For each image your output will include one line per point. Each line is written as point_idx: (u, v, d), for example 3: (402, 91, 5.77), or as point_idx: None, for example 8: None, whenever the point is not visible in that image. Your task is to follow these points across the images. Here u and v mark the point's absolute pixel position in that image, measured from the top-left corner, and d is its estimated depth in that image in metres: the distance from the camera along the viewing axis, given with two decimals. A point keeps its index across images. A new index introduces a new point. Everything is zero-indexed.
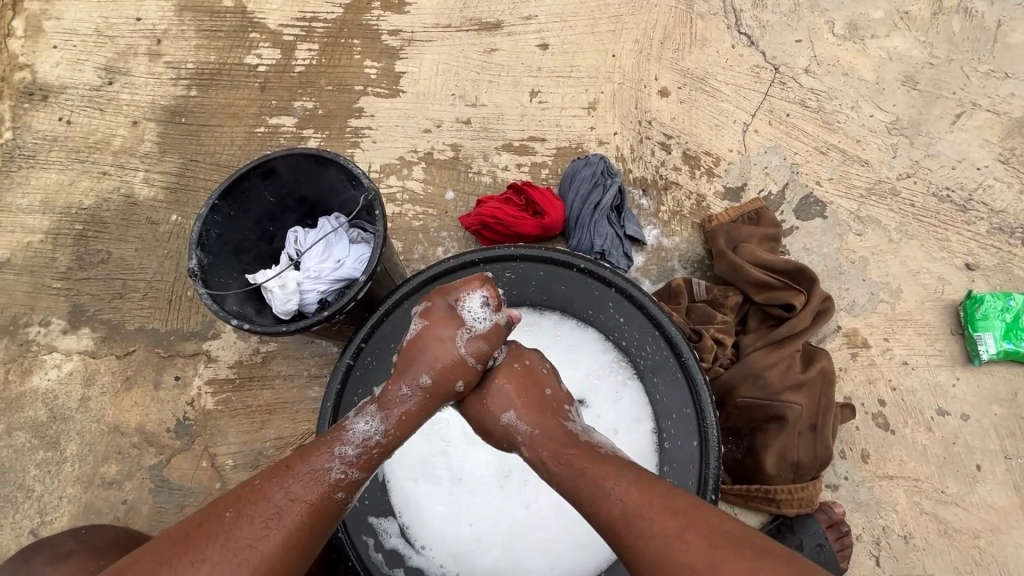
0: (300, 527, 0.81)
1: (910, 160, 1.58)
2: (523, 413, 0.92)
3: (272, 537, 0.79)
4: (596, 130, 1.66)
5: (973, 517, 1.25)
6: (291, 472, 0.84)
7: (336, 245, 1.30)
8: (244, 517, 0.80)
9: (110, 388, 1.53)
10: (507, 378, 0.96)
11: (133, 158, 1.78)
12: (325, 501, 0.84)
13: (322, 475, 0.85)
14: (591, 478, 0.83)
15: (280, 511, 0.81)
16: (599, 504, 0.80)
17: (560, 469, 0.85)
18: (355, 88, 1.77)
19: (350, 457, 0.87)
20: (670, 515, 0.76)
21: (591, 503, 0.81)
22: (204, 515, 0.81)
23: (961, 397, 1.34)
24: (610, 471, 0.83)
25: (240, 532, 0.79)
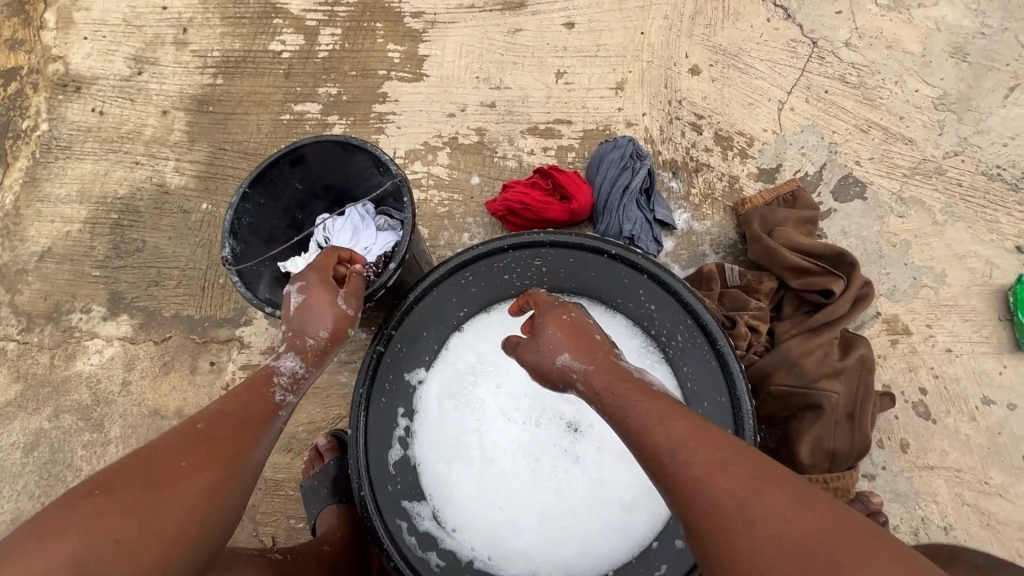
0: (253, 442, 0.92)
1: (958, 137, 1.50)
2: (580, 356, 0.89)
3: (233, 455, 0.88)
4: (624, 111, 1.62)
5: (1018, 510, 1.21)
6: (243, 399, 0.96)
7: (363, 232, 1.28)
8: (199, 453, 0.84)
9: (149, 373, 1.58)
10: (560, 326, 0.94)
11: (164, 148, 1.81)
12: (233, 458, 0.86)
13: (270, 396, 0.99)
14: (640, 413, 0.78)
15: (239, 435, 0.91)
16: (642, 435, 0.75)
17: (613, 400, 0.82)
18: (379, 73, 1.76)
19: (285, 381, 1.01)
20: (716, 447, 0.70)
21: (636, 435, 0.76)
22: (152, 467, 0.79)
23: (1008, 385, 1.29)
24: (659, 405, 0.78)
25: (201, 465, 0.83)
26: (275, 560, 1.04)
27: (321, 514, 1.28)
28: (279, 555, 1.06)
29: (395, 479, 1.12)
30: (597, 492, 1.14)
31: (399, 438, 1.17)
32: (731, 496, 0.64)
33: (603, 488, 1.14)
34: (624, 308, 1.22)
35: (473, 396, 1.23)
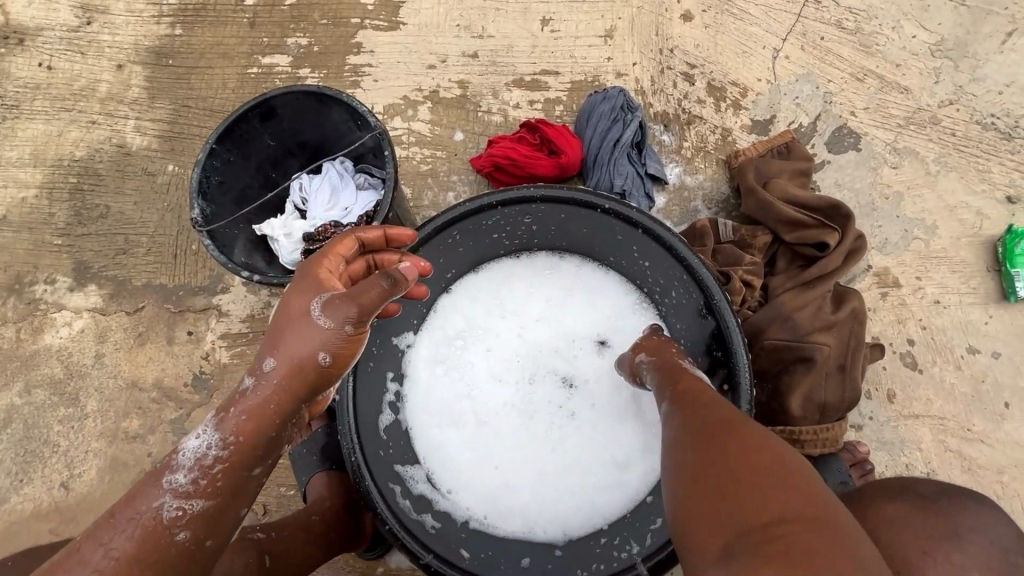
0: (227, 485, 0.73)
1: (953, 85, 1.46)
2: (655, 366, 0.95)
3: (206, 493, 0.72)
4: (614, 61, 1.54)
5: (999, 454, 1.24)
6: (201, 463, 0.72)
7: (342, 191, 1.24)
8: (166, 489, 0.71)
9: (124, 345, 1.52)
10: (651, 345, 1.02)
11: (122, 106, 1.68)
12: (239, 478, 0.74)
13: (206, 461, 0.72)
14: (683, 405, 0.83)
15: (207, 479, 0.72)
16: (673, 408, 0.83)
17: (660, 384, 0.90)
18: (352, 21, 1.64)
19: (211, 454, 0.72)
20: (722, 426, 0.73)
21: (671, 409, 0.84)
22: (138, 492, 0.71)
23: (993, 335, 1.30)
24: (700, 392, 0.83)
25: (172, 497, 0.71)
26: (255, 541, 1.03)
27: (310, 482, 1.26)
28: (260, 534, 1.05)
29: (387, 444, 1.10)
30: (593, 449, 1.13)
31: (390, 402, 1.14)
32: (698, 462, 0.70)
33: (597, 445, 1.14)
34: (617, 265, 1.19)
35: (465, 357, 1.20)
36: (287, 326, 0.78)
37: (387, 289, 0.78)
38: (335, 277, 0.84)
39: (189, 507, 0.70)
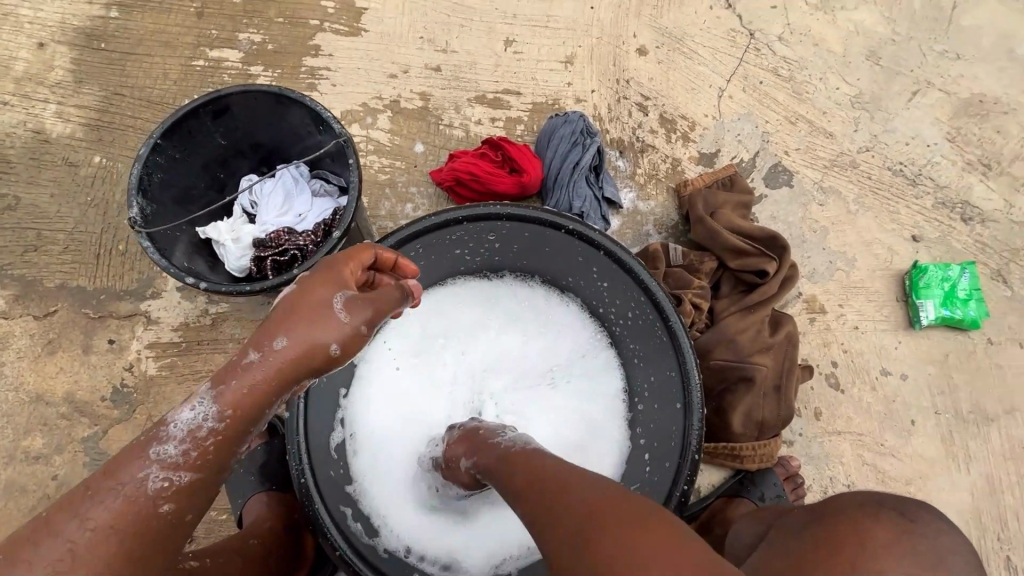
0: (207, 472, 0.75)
1: (869, 134, 1.64)
2: (480, 456, 0.91)
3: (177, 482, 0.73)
4: (574, 86, 1.60)
5: (906, 467, 1.37)
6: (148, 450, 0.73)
7: (297, 196, 1.19)
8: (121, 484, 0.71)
9: (29, 353, 1.35)
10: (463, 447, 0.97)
11: (41, 88, 1.53)
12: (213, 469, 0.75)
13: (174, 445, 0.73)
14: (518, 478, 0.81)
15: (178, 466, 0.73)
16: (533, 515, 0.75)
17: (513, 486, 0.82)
18: (311, 23, 1.60)
19: (176, 453, 0.73)
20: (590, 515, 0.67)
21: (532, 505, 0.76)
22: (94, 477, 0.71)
23: (902, 358, 1.45)
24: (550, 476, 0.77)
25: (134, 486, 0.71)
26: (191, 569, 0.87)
27: (250, 502, 1.17)
28: (196, 562, 0.90)
29: (338, 464, 1.04)
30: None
31: (341, 420, 1.09)
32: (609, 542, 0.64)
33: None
34: (575, 287, 1.22)
35: (421, 374, 1.19)
36: (309, 316, 0.80)
37: (400, 303, 0.88)
38: (353, 282, 0.87)
39: (178, 479, 0.72)
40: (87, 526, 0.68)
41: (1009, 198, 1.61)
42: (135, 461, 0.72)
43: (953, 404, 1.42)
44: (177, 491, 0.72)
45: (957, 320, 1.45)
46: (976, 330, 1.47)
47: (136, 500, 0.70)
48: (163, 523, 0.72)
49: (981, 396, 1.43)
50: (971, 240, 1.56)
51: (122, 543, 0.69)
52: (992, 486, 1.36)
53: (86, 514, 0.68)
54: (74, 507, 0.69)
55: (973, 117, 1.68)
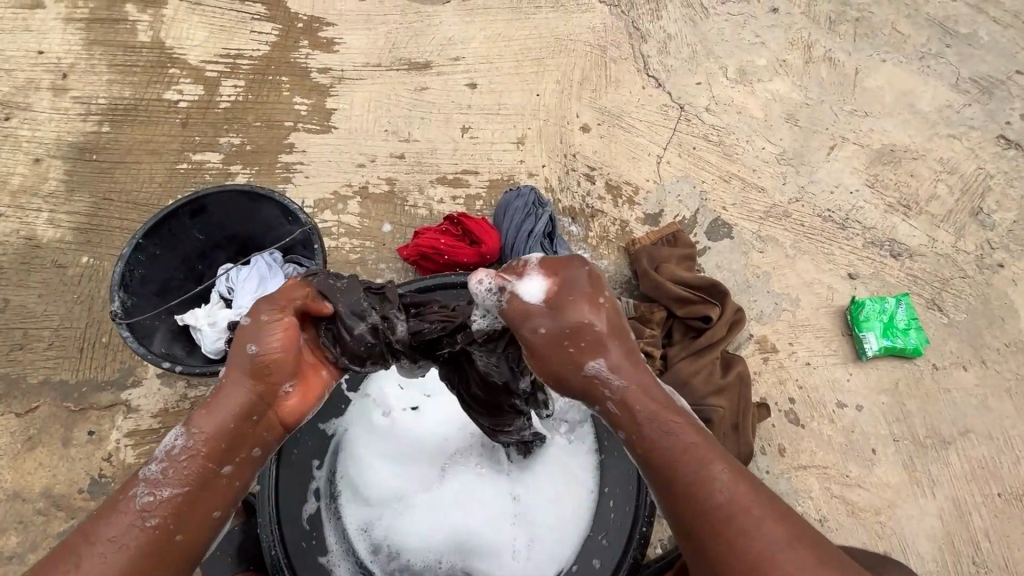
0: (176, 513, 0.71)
1: (797, 186, 1.80)
2: (620, 366, 0.75)
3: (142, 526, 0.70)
4: (526, 163, 1.76)
5: (874, 496, 1.42)
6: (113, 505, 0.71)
7: (270, 281, 1.28)
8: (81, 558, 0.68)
9: (9, 449, 1.38)
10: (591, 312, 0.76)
11: (35, 199, 1.66)
12: (166, 530, 0.71)
13: (133, 498, 0.71)
14: (671, 420, 0.74)
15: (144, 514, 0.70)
16: (697, 476, 0.70)
17: (656, 431, 0.73)
18: (286, 124, 1.77)
19: (154, 475, 0.72)
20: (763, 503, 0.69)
21: (691, 469, 0.70)
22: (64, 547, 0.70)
23: (855, 390, 1.52)
24: (708, 443, 0.73)
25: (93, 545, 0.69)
26: None
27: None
28: None
29: (313, 535, 1.11)
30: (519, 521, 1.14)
31: (316, 489, 1.15)
32: (767, 528, 0.67)
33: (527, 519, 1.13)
34: None
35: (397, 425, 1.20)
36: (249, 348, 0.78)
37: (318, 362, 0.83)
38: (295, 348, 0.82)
39: (157, 496, 0.71)
40: (81, 560, 0.67)
41: (932, 233, 1.76)
42: (123, 497, 0.72)
43: (909, 430, 1.49)
44: (162, 508, 0.71)
45: (899, 348, 1.54)
46: (920, 357, 1.56)
47: (128, 526, 0.70)
48: (157, 543, 0.70)
49: (935, 421, 1.50)
50: (903, 274, 1.69)
51: (121, 567, 0.68)
52: (958, 509, 1.41)
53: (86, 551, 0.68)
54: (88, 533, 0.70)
55: (888, 164, 1.86)
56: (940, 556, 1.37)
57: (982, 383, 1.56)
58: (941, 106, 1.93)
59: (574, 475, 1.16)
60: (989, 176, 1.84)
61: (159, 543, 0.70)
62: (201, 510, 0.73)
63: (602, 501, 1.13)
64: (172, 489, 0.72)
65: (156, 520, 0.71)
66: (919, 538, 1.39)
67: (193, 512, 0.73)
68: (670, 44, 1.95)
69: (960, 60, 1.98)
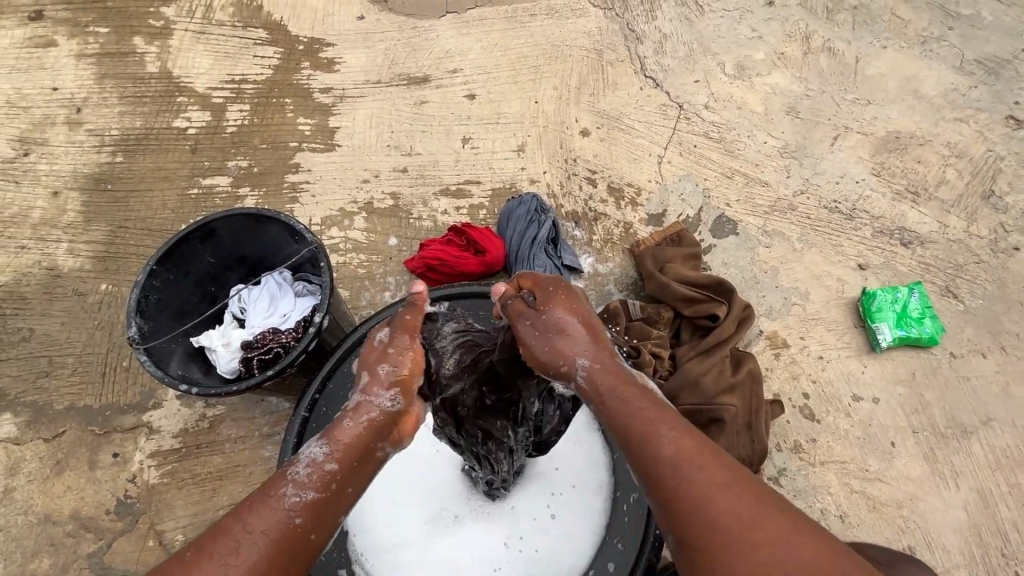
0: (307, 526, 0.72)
1: (801, 178, 1.79)
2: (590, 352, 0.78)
3: (277, 539, 0.70)
4: (527, 170, 1.77)
5: (894, 490, 1.40)
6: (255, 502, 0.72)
7: (281, 299, 1.31)
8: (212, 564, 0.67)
9: (38, 475, 1.43)
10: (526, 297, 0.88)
11: (55, 230, 1.72)
12: (294, 535, 0.71)
13: (278, 500, 0.72)
14: (622, 390, 0.76)
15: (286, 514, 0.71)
16: (649, 449, 0.71)
17: (615, 404, 0.75)
18: (291, 145, 1.81)
19: (300, 477, 0.73)
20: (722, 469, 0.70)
21: (638, 443, 0.72)
22: (198, 544, 0.69)
23: (870, 382, 1.50)
24: (666, 415, 0.75)
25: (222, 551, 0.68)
26: None
27: None
28: None
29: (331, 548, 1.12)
30: (529, 542, 1.13)
31: None
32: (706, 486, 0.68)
33: (532, 553, 1.12)
34: None
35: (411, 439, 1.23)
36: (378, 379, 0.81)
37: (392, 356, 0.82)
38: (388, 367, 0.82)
39: (301, 495, 0.72)
40: (239, 545, 0.68)
41: (942, 219, 1.73)
42: (279, 480, 0.73)
43: (928, 422, 1.46)
44: (307, 511, 0.72)
45: (914, 338, 1.52)
46: (937, 346, 1.54)
47: (275, 518, 0.71)
48: (296, 541, 0.71)
49: (955, 410, 1.47)
50: (914, 262, 1.67)
51: (268, 562, 0.68)
52: (984, 500, 1.38)
53: (235, 530, 0.69)
54: (217, 540, 0.68)
55: (894, 152, 1.83)
56: (967, 549, 1.34)
57: (1002, 370, 1.53)
58: (946, 90, 1.90)
59: (583, 492, 1.16)
60: (999, 158, 1.81)
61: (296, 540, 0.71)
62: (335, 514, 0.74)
63: (616, 504, 1.14)
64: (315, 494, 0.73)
65: (299, 518, 0.72)
66: (946, 532, 1.36)
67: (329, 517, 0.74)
68: (667, 44, 1.95)
69: (963, 42, 1.95)
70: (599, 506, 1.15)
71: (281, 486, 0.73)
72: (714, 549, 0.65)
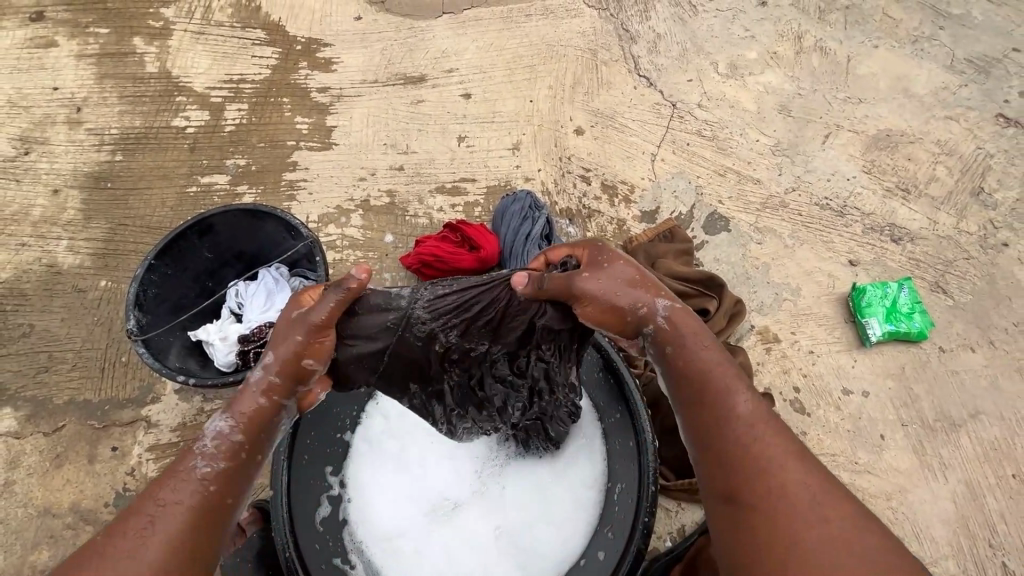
0: (221, 494, 0.78)
1: (793, 176, 1.81)
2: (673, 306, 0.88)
3: (190, 509, 0.76)
4: (522, 168, 1.79)
5: (883, 482, 1.42)
6: (164, 482, 0.77)
7: (277, 294, 1.33)
8: (126, 537, 0.72)
9: (38, 468, 1.45)
10: (596, 275, 0.87)
11: (55, 228, 1.74)
12: (209, 504, 0.77)
13: (188, 473, 0.78)
14: (704, 351, 0.86)
15: (196, 487, 0.77)
16: (729, 406, 0.81)
17: (699, 359, 0.85)
18: (289, 143, 1.84)
19: (209, 450, 0.79)
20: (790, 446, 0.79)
21: (718, 397, 0.82)
22: (110, 527, 0.73)
23: (860, 376, 1.52)
24: (737, 377, 0.85)
25: (136, 529, 0.73)
26: None
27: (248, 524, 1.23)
28: None
29: (325, 539, 1.13)
30: (522, 534, 1.15)
31: (330, 497, 1.17)
32: (779, 454, 0.77)
33: (524, 543, 1.14)
34: None
35: (406, 432, 1.25)
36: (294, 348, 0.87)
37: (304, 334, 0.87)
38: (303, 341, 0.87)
39: (208, 467, 0.78)
40: (153, 518, 0.74)
41: (932, 216, 1.75)
42: (184, 460, 0.78)
43: (917, 415, 1.48)
44: (219, 479, 0.79)
45: (903, 333, 1.54)
46: (926, 340, 1.56)
47: (189, 490, 0.77)
48: (213, 508, 0.77)
49: (944, 404, 1.49)
50: (904, 258, 1.69)
51: (184, 529, 0.74)
52: (972, 492, 1.40)
53: (146, 508, 0.75)
54: (133, 519, 0.74)
55: (884, 150, 1.85)
56: (955, 540, 1.36)
57: (990, 364, 1.54)
58: (937, 89, 1.92)
59: (578, 482, 1.18)
60: (989, 156, 1.83)
61: (212, 507, 0.77)
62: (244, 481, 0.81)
63: (608, 494, 1.15)
64: (224, 465, 0.79)
65: (212, 489, 0.78)
66: (934, 523, 1.38)
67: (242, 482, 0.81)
68: (660, 43, 1.98)
69: (953, 42, 1.97)
70: (592, 496, 1.16)
71: (191, 459, 0.79)
72: (778, 510, 0.73)
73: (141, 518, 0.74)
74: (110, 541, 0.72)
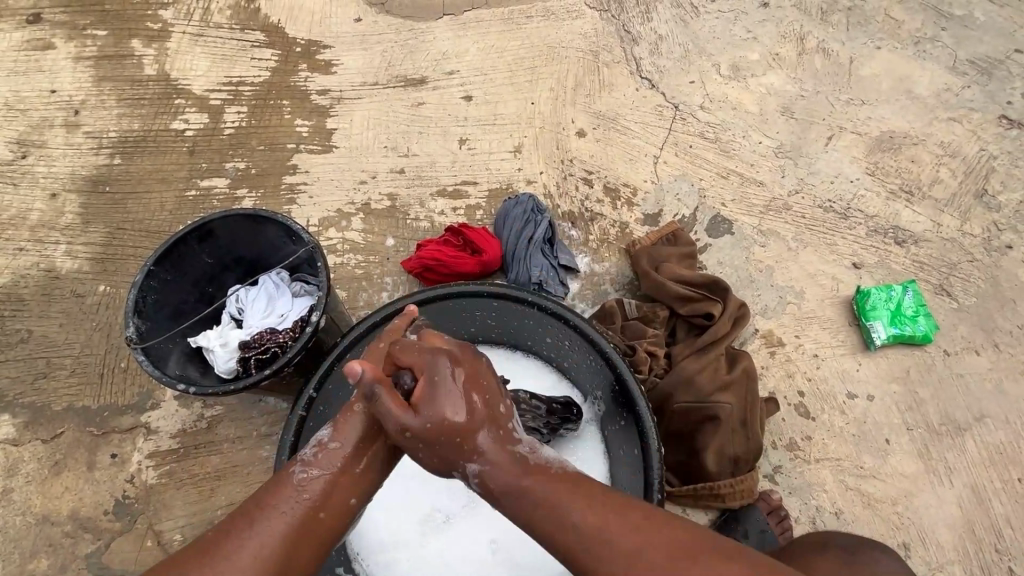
0: (319, 504, 0.82)
1: (796, 178, 1.80)
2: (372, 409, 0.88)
3: (292, 516, 0.79)
4: (524, 171, 1.78)
5: (889, 486, 1.41)
6: (264, 493, 0.82)
7: (278, 299, 1.32)
8: (235, 542, 0.76)
9: (37, 476, 1.43)
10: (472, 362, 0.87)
11: (53, 232, 1.73)
12: (309, 517, 0.80)
13: (286, 478, 0.83)
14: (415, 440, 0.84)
15: (296, 495, 0.81)
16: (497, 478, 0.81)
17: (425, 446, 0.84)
18: (288, 146, 1.82)
19: (307, 457, 0.85)
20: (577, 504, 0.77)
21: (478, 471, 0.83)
22: (215, 532, 0.78)
23: (865, 379, 1.51)
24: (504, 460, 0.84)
25: (238, 532, 0.77)
26: None
27: None
28: None
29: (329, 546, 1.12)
30: (524, 541, 1.15)
31: None
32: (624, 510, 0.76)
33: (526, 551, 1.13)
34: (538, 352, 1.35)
35: None
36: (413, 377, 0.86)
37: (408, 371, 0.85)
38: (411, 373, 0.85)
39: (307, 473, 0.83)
40: (258, 524, 0.78)
41: (936, 218, 1.74)
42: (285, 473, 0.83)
43: (922, 419, 1.47)
44: (315, 487, 0.82)
45: (908, 336, 1.53)
46: (931, 343, 1.55)
47: (293, 497, 0.81)
48: (307, 523, 0.80)
49: (949, 407, 1.48)
50: (908, 261, 1.68)
51: (284, 538, 0.77)
52: (978, 496, 1.39)
53: (248, 517, 0.78)
54: (235, 526, 0.78)
55: (888, 151, 1.85)
56: (961, 544, 1.35)
57: (995, 367, 1.54)
58: (940, 90, 1.91)
59: None
60: (992, 157, 1.82)
61: (308, 520, 0.80)
62: (342, 495, 0.84)
63: None
64: (320, 472, 0.83)
65: (308, 496, 0.81)
66: (940, 528, 1.37)
67: (337, 496, 0.83)
68: (662, 45, 1.97)
69: (956, 43, 1.97)
70: None
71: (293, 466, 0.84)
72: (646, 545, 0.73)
73: (245, 523, 0.78)
74: (210, 550, 0.75)
